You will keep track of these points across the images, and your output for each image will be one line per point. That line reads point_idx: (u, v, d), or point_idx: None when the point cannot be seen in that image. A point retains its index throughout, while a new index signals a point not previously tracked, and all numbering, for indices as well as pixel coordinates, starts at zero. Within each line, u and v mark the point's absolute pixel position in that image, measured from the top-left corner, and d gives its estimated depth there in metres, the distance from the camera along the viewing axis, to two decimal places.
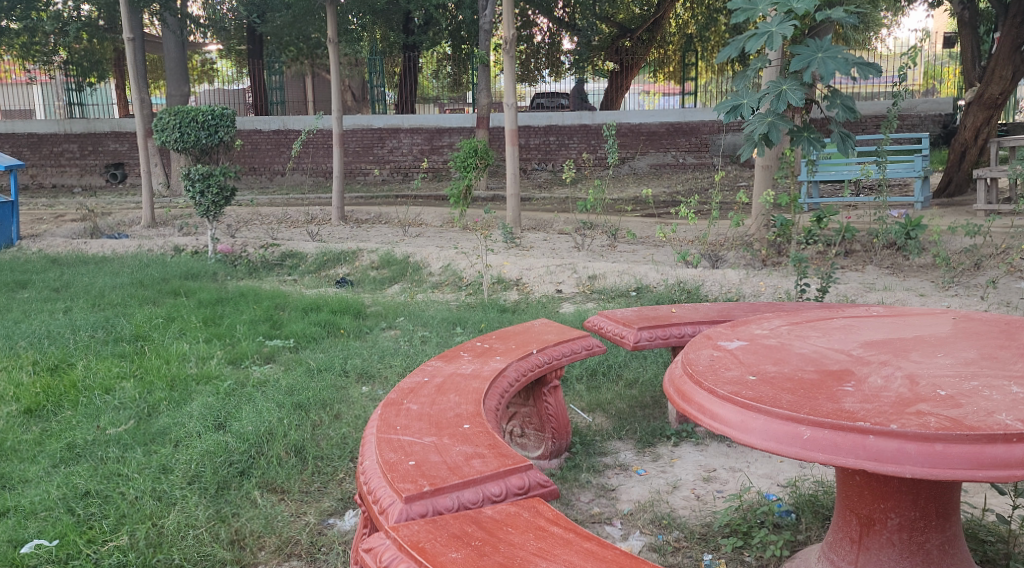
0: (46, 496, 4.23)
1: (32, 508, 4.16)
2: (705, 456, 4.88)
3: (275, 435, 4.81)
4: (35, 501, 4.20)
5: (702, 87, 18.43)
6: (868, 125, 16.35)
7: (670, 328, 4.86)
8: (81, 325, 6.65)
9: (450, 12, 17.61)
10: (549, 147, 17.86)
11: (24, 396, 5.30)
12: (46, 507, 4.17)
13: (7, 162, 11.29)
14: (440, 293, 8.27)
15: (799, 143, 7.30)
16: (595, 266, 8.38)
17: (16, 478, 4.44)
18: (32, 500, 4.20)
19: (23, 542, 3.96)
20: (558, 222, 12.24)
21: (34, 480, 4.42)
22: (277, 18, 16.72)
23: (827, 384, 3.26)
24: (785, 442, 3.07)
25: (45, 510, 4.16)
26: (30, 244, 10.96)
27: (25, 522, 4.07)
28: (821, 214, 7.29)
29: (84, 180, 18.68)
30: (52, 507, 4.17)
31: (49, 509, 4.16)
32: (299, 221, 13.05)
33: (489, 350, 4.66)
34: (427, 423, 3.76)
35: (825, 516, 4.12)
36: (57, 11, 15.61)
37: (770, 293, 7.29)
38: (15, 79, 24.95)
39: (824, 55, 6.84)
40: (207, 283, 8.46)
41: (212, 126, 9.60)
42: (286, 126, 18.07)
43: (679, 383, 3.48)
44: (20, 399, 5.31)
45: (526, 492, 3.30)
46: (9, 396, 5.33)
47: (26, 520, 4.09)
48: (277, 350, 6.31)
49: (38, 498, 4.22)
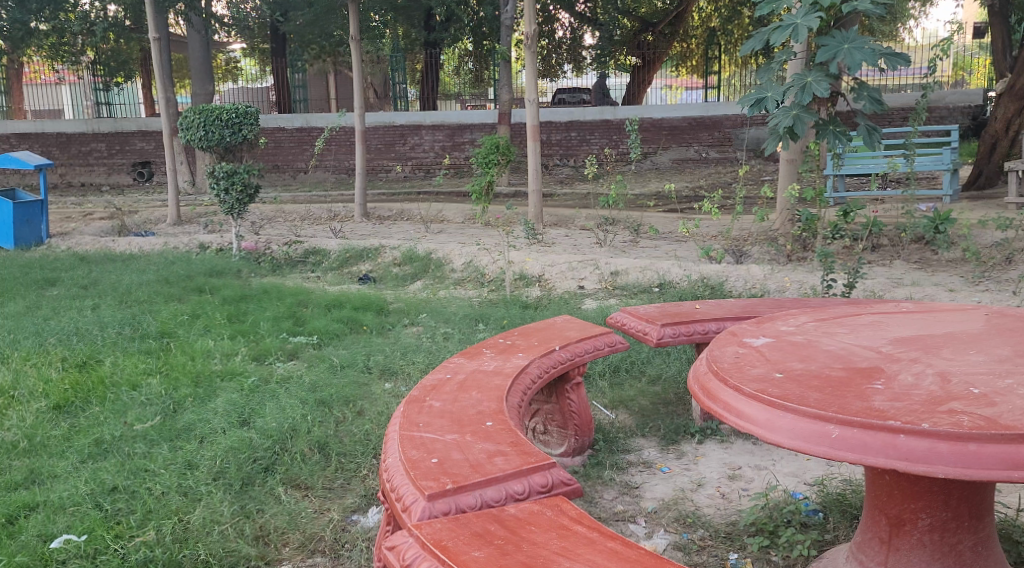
0: (73, 492, 4.24)
1: (60, 503, 4.16)
2: (730, 454, 4.82)
3: (299, 431, 4.82)
4: (64, 496, 4.20)
5: (725, 80, 18.17)
6: (896, 118, 16.21)
7: (694, 325, 4.82)
8: (109, 322, 6.67)
9: (472, 8, 17.55)
10: (570, 143, 17.76)
11: (53, 392, 5.32)
12: (75, 502, 4.18)
13: (35, 161, 11.32)
14: (462, 290, 8.22)
15: (824, 137, 7.18)
16: (618, 262, 8.33)
17: (46, 473, 4.45)
18: (61, 495, 4.21)
19: (53, 537, 3.96)
20: (580, 218, 12.21)
21: (63, 475, 4.43)
22: (299, 16, 16.72)
23: (855, 382, 3.20)
24: (813, 441, 3.01)
25: (74, 505, 4.17)
26: (60, 242, 11.03)
27: (55, 516, 4.08)
28: (849, 208, 7.21)
29: (112, 179, 18.80)
30: (80, 502, 4.18)
31: (77, 505, 4.16)
32: (322, 217, 13.07)
33: (511, 347, 4.62)
34: (449, 420, 3.73)
35: (853, 516, 4.06)
36: (84, 12, 15.74)
37: (796, 289, 7.19)
38: (43, 78, 25.19)
39: (850, 46, 6.72)
40: (231, 280, 8.44)
41: (236, 124, 9.59)
42: (309, 123, 18.14)
43: (704, 380, 3.43)
44: (49, 395, 5.33)
45: (549, 490, 3.28)
46: (38, 393, 5.35)
47: (55, 515, 4.09)
48: (300, 346, 6.29)
49: (66, 493, 4.23)
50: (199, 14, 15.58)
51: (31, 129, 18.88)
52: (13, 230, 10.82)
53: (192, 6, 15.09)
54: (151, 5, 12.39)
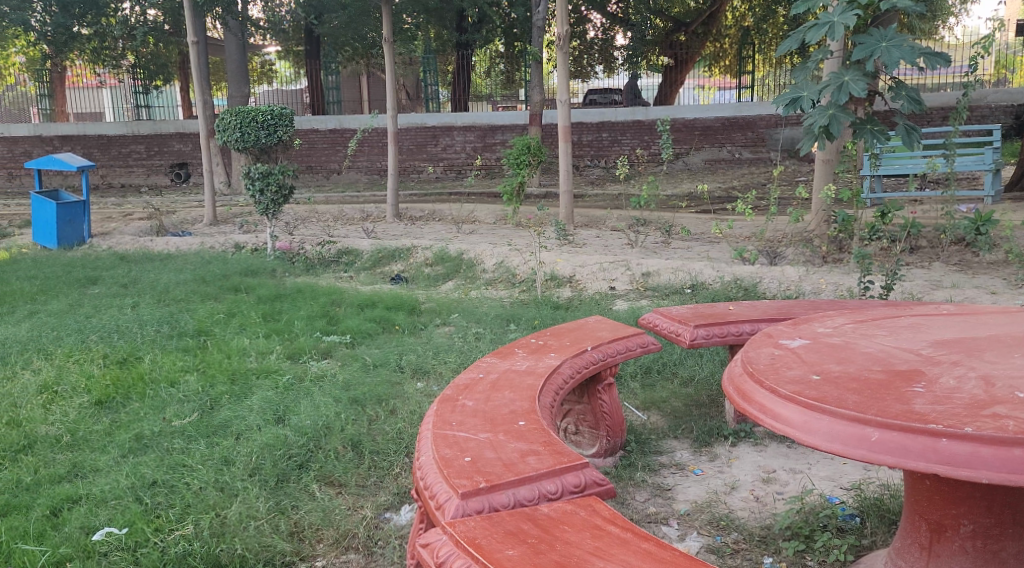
0: (115, 485, 4.28)
1: (102, 496, 4.20)
2: (764, 456, 4.77)
3: (333, 429, 4.84)
4: (105, 489, 4.24)
5: (759, 81, 18.05)
6: (936, 117, 16.05)
7: (728, 326, 4.77)
8: (148, 320, 6.73)
9: (504, 9, 17.57)
10: (601, 144, 17.70)
11: (95, 388, 5.38)
12: (116, 495, 4.22)
13: (77, 162, 11.42)
14: (494, 290, 8.21)
15: (861, 136, 7.08)
16: (650, 263, 8.29)
17: (88, 467, 4.50)
18: (102, 488, 4.25)
19: (95, 529, 4.00)
20: (611, 219, 12.17)
21: (105, 469, 4.47)
22: (334, 19, 16.76)
23: (895, 385, 3.16)
24: (851, 444, 2.98)
25: (115, 498, 4.21)
26: (101, 242, 11.15)
27: (97, 509, 4.12)
28: (886, 209, 7.12)
29: (150, 180, 18.99)
30: (121, 496, 4.21)
31: (118, 498, 4.20)
32: (355, 218, 13.14)
33: (543, 347, 4.60)
34: (482, 419, 3.72)
35: (891, 521, 4.00)
36: (126, 17, 16.11)
37: (831, 290, 7.11)
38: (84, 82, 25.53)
39: (888, 44, 6.64)
40: (266, 279, 8.49)
41: (272, 126, 9.63)
42: (342, 125, 18.22)
43: (739, 382, 3.39)
44: (91, 390, 5.39)
45: (582, 490, 3.26)
46: (81, 389, 5.41)
47: (97, 507, 4.14)
48: (334, 345, 6.30)
49: (108, 486, 4.27)
50: (236, 18, 15.67)
51: (72, 131, 19.11)
52: (56, 230, 10.94)
53: (230, 10, 15.20)
54: (190, 8, 12.47)
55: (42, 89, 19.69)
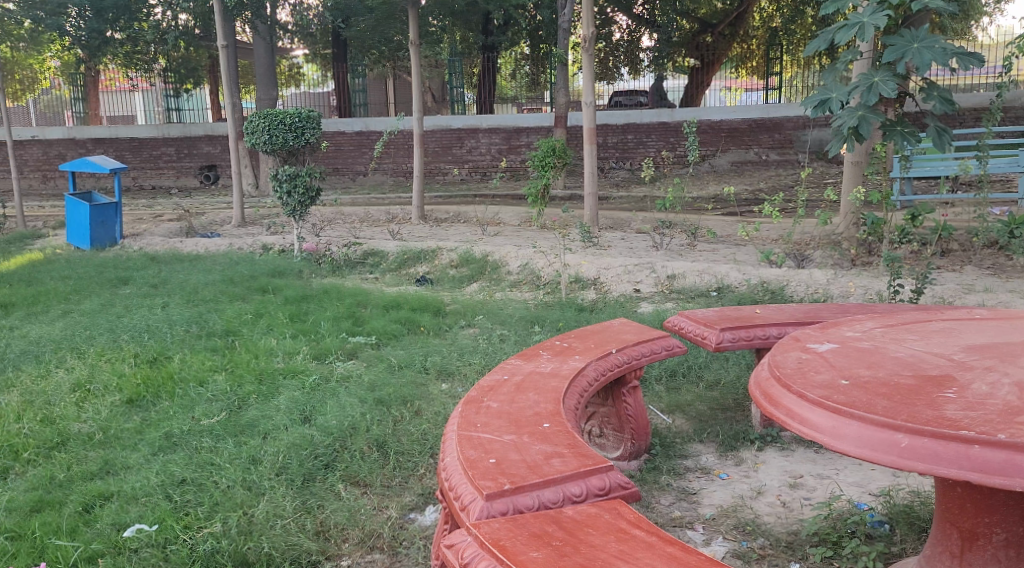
0: (145, 483, 4.30)
1: (133, 494, 4.23)
2: (791, 461, 4.71)
3: (358, 429, 4.83)
4: (136, 486, 4.27)
5: (787, 82, 17.95)
6: (968, 118, 15.90)
7: (755, 330, 4.73)
8: (177, 320, 6.77)
9: (530, 12, 17.57)
10: (626, 146, 17.65)
11: (126, 386, 5.41)
12: (147, 493, 4.24)
13: (110, 165, 11.51)
14: (518, 291, 8.22)
15: (892, 138, 7.00)
16: (675, 265, 8.24)
17: (119, 464, 4.53)
18: (133, 486, 4.27)
19: (126, 526, 4.02)
20: (636, 221, 12.12)
21: (135, 467, 4.50)
22: (360, 22, 16.81)
23: (926, 390, 3.11)
24: (880, 450, 2.94)
25: (145, 495, 4.23)
26: (133, 244, 11.23)
27: (127, 506, 4.14)
28: (916, 212, 7.03)
29: (180, 182, 19.13)
30: (151, 493, 4.23)
31: (149, 495, 4.22)
32: (381, 219, 13.17)
33: (567, 349, 4.57)
34: (507, 421, 3.71)
35: (921, 529, 3.95)
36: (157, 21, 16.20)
37: (861, 294, 7.04)
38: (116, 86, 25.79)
39: (920, 45, 6.57)
40: (293, 280, 8.51)
41: (299, 128, 9.66)
42: (368, 127, 18.26)
43: (766, 386, 3.34)
44: (122, 389, 5.42)
45: (606, 493, 3.23)
46: (112, 388, 5.44)
47: (128, 505, 4.16)
48: (359, 346, 6.30)
49: (138, 484, 4.29)
50: (264, 21, 15.73)
51: (104, 134, 19.27)
52: (89, 231, 11.02)
53: (258, 14, 15.26)
54: (219, 12, 12.46)
55: (76, 93, 19.85)
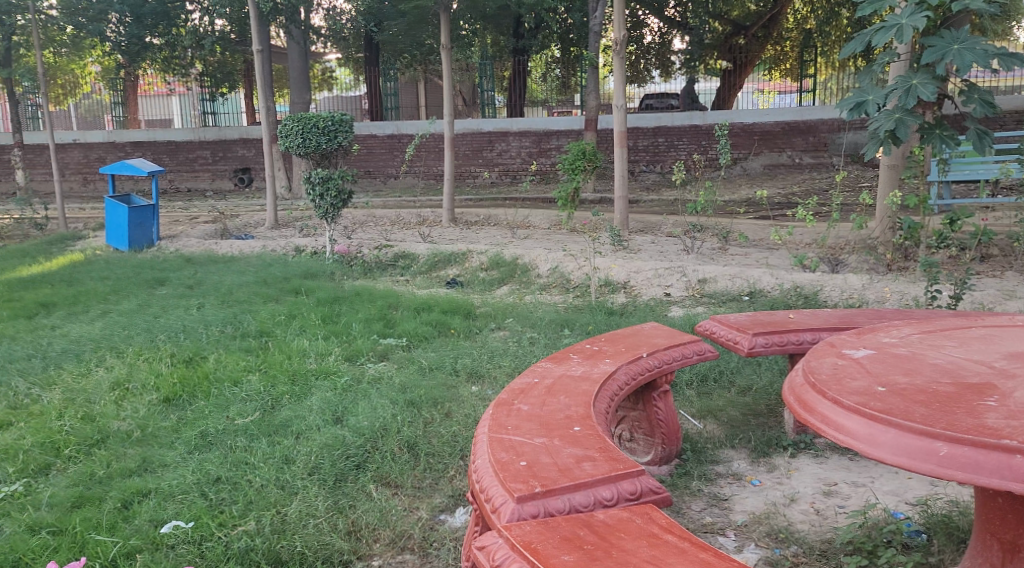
0: (182, 481, 4.32)
1: (170, 491, 4.25)
2: (825, 469, 4.65)
3: (389, 430, 4.82)
4: (173, 484, 4.29)
5: (821, 84, 17.74)
6: (1008, 121, 15.62)
7: (789, 335, 4.67)
8: (212, 321, 6.82)
9: (561, 15, 17.54)
10: (657, 149, 17.57)
11: (163, 386, 5.44)
12: (183, 490, 4.26)
13: (149, 167, 11.62)
14: (548, 295, 8.20)
15: (930, 141, 6.91)
16: (707, 269, 8.18)
17: (157, 462, 4.55)
18: (170, 483, 4.30)
19: (163, 522, 4.05)
20: (667, 224, 12.06)
21: (172, 464, 4.52)
22: (393, 26, 16.88)
23: (966, 397, 3.05)
24: (918, 459, 2.89)
25: (182, 493, 4.26)
26: (170, 245, 11.34)
27: (165, 503, 4.17)
28: (955, 216, 6.93)
29: (215, 185, 19.28)
30: (188, 491, 4.26)
31: (185, 493, 4.25)
32: (412, 222, 13.20)
33: (598, 353, 4.54)
34: (538, 423, 3.69)
35: (960, 539, 3.87)
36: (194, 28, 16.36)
37: (897, 300, 6.94)
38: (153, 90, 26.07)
39: (960, 47, 6.47)
40: (326, 281, 8.57)
41: (332, 132, 9.71)
42: (399, 130, 18.33)
43: (800, 392, 3.30)
44: (159, 388, 5.45)
45: (638, 498, 3.20)
46: (149, 387, 5.48)
47: (165, 502, 4.18)
48: (391, 348, 6.31)
49: (175, 481, 4.32)
50: (298, 27, 15.83)
51: (142, 137, 19.47)
52: (128, 233, 11.12)
53: (293, 19, 15.36)
54: (256, 18, 12.52)
55: (115, 97, 20.02)
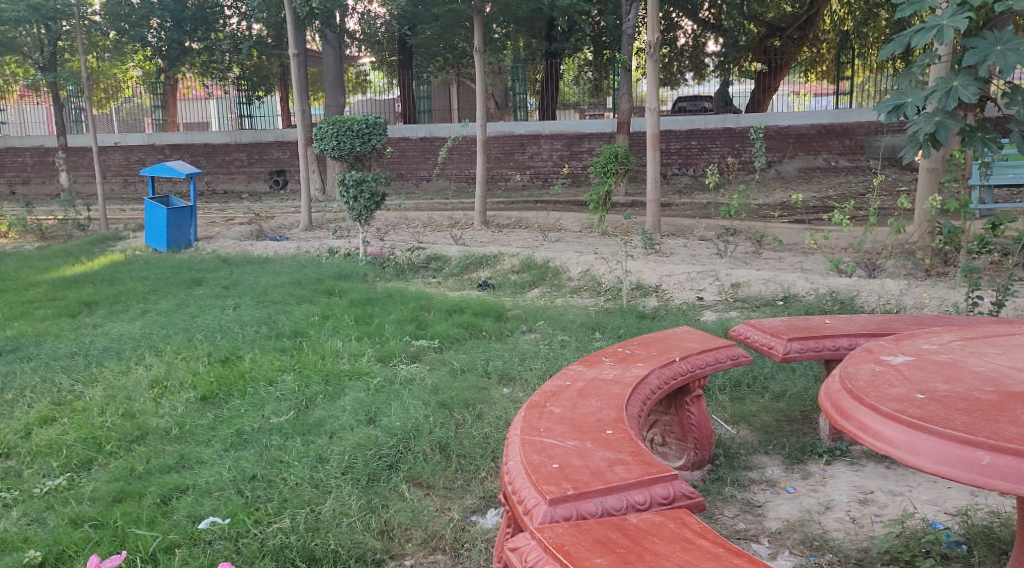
0: (219, 477, 4.34)
1: (207, 488, 4.27)
2: (861, 476, 4.58)
3: (422, 431, 4.82)
4: (210, 481, 4.31)
5: (858, 86, 17.62)
6: None
7: (824, 340, 4.62)
8: (247, 320, 6.85)
9: (593, 17, 17.50)
10: (690, 152, 17.43)
11: (200, 384, 5.47)
12: (220, 487, 4.28)
13: (187, 170, 11.72)
14: (580, 298, 8.15)
15: (972, 144, 6.80)
16: (740, 273, 8.10)
17: (194, 459, 4.58)
18: (207, 480, 4.32)
19: (200, 518, 4.06)
20: (700, 228, 11.97)
21: (209, 461, 4.54)
22: (426, 29, 16.92)
23: (1008, 405, 3.00)
24: (960, 467, 2.84)
25: (219, 490, 4.27)
26: (208, 246, 11.44)
27: (202, 500, 4.19)
28: (996, 220, 6.82)
29: (251, 186, 19.40)
30: (224, 488, 4.27)
31: (222, 489, 4.26)
32: (443, 224, 13.21)
33: (630, 357, 4.50)
34: (570, 426, 3.66)
35: (1001, 551, 3.80)
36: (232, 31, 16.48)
37: (935, 306, 6.84)
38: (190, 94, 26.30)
39: (1003, 48, 6.37)
40: (358, 283, 8.60)
41: (366, 135, 9.73)
42: (432, 133, 18.36)
43: (836, 398, 3.24)
44: (196, 387, 5.49)
45: (671, 502, 3.17)
46: (186, 385, 5.51)
47: (202, 498, 4.20)
48: (422, 350, 6.31)
49: (212, 478, 4.33)
50: (333, 31, 15.93)
51: (179, 140, 19.67)
52: (166, 233, 11.22)
53: (328, 23, 15.46)
54: (292, 23, 12.58)
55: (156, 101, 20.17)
